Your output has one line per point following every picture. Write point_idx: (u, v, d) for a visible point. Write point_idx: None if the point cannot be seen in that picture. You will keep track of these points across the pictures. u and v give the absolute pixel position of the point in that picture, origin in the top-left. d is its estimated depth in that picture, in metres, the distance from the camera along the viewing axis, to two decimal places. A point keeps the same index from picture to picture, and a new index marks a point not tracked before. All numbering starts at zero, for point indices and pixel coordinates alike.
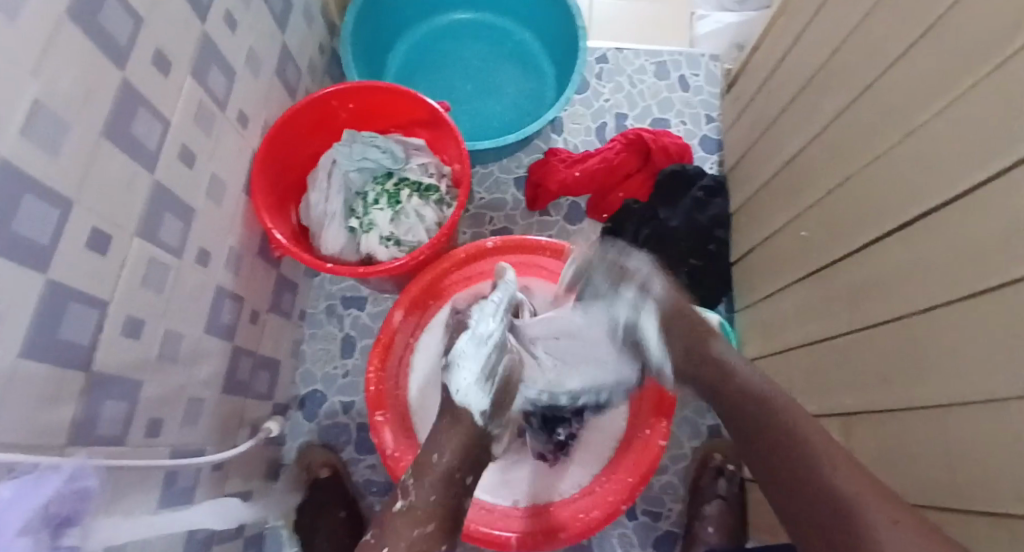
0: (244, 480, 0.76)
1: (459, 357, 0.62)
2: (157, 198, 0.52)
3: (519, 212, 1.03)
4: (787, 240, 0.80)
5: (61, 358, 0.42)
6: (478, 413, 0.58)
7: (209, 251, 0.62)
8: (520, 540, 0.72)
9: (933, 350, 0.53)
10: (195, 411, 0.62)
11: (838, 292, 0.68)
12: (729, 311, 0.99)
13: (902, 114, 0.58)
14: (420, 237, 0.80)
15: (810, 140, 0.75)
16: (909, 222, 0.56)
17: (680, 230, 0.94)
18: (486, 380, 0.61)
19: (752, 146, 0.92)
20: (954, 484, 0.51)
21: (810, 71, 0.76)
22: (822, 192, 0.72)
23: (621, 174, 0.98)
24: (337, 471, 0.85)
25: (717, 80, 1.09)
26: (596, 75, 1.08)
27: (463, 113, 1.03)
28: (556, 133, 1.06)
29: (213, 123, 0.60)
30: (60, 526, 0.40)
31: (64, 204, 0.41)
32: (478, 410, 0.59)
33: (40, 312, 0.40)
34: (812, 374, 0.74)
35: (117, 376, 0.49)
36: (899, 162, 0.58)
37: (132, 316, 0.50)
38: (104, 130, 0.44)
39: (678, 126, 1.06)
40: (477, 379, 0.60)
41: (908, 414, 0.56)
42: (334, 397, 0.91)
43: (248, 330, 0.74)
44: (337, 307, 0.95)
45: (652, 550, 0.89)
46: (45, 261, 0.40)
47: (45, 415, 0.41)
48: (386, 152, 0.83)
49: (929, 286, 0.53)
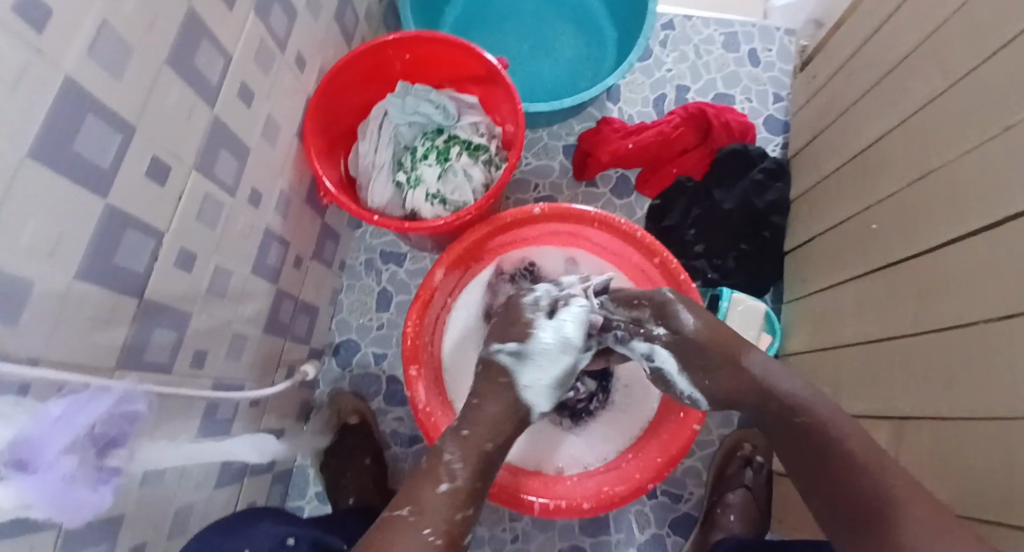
0: (277, 420, 0.77)
1: (536, 354, 0.59)
2: (214, 133, 0.51)
3: (566, 181, 1.00)
4: (852, 233, 0.76)
5: (116, 282, 0.43)
6: (538, 407, 0.61)
7: (261, 192, 0.62)
8: (544, 505, 0.70)
9: (1008, 361, 0.49)
10: (237, 349, 0.63)
11: (905, 290, 0.65)
12: (775, 302, 0.96)
13: (1003, 104, 0.53)
14: (467, 197, 0.78)
15: (892, 127, 0.70)
16: (999, 222, 0.52)
17: (734, 213, 0.90)
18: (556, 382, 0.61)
19: (822, 130, 0.88)
20: (1010, 501, 0.48)
21: (899, 51, 0.71)
22: (899, 183, 0.67)
23: (677, 149, 0.95)
24: (365, 420, 0.87)
25: (790, 57, 1.03)
26: (660, 42, 1.03)
27: (518, 73, 1.00)
28: (612, 101, 1.02)
29: (272, 62, 0.59)
30: (106, 447, 0.41)
31: (126, 129, 0.41)
32: (540, 405, 0.61)
33: (98, 235, 0.40)
34: (864, 373, 0.71)
35: (167, 306, 0.49)
36: (993, 157, 0.54)
37: (185, 249, 0.51)
38: (168, 58, 0.43)
39: (742, 103, 1.01)
40: (548, 385, 0.60)
41: (968, 423, 0.54)
42: (368, 349, 0.92)
43: (291, 274, 0.74)
44: (377, 261, 0.95)
45: (668, 529, 0.88)
46: (106, 185, 0.40)
47: (98, 336, 0.42)
48: (439, 107, 0.81)
49: (1013, 292, 0.50)
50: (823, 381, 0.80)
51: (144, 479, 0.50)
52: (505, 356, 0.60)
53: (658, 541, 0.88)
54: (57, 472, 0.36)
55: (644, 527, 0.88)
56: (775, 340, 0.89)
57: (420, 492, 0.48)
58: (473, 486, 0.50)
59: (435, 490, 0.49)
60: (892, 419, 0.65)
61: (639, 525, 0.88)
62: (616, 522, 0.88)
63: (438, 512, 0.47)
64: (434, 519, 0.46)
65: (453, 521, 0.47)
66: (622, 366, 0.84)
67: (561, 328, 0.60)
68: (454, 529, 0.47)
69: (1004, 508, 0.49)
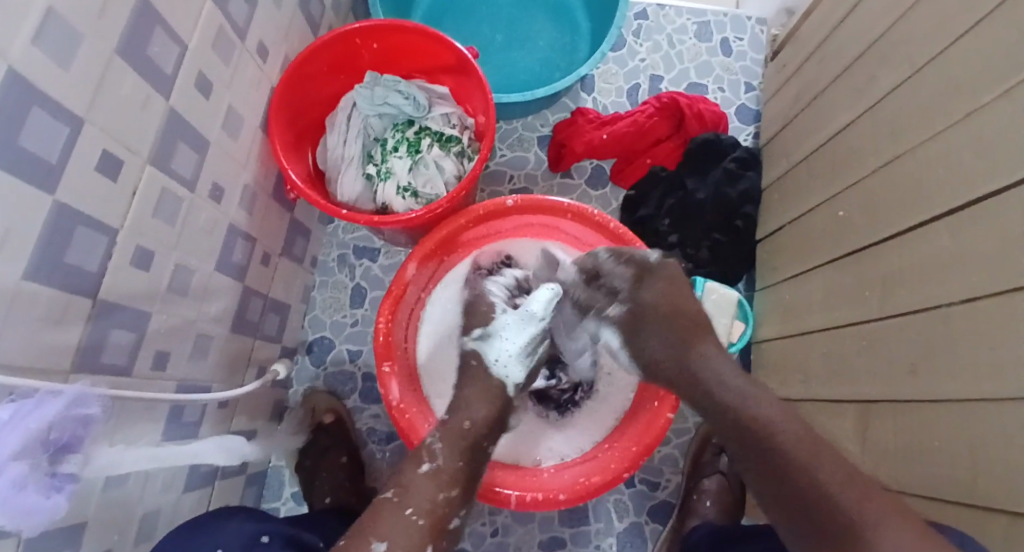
0: (249, 419, 0.76)
1: (500, 330, 0.66)
2: (172, 125, 0.50)
3: (540, 173, 1.00)
4: (821, 220, 0.77)
5: (67, 281, 0.41)
6: (513, 384, 0.64)
7: (224, 186, 0.60)
8: (520, 498, 0.70)
9: (971, 345, 0.51)
10: (203, 348, 0.62)
11: (872, 277, 0.66)
12: (748, 291, 0.97)
13: (965, 92, 0.54)
14: (439, 189, 0.77)
15: (859, 116, 0.71)
16: (961, 207, 0.53)
17: (706, 203, 0.91)
18: (526, 354, 0.65)
19: (792, 120, 0.89)
20: (972, 480, 0.50)
21: (867, 41, 0.71)
22: (866, 172, 0.68)
23: (650, 140, 0.95)
24: (340, 418, 0.86)
25: (762, 46, 1.03)
26: (633, 32, 1.03)
27: (491, 63, 0.99)
28: (586, 92, 1.01)
29: (232, 52, 0.58)
30: (58, 452, 0.40)
31: (75, 122, 0.39)
32: (514, 381, 0.64)
33: (46, 233, 0.38)
34: (832, 359, 0.72)
35: (124, 305, 0.48)
36: (956, 144, 0.54)
37: (142, 245, 0.49)
38: (119, 48, 0.42)
39: (715, 93, 1.02)
40: (515, 355, 0.64)
41: (930, 406, 0.55)
42: (342, 345, 0.91)
43: (259, 271, 0.72)
44: (349, 256, 0.93)
45: (646, 517, 0.89)
46: (54, 181, 0.38)
47: (49, 338, 0.40)
48: (409, 98, 0.79)
49: (975, 277, 0.51)
50: (794, 368, 0.81)
51: (106, 484, 0.49)
52: (473, 341, 0.66)
53: (636, 529, 0.88)
54: (5, 478, 0.35)
55: (623, 515, 0.89)
56: (748, 327, 0.89)
57: (407, 476, 0.53)
58: (456, 467, 0.55)
59: (417, 471, 0.54)
60: (860, 404, 0.66)
61: (617, 513, 0.89)
62: (594, 511, 0.88)
63: (422, 495, 0.52)
64: (416, 500, 0.51)
65: (437, 501, 0.52)
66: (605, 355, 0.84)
67: (529, 306, 0.66)
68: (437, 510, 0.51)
69: (967, 488, 0.50)
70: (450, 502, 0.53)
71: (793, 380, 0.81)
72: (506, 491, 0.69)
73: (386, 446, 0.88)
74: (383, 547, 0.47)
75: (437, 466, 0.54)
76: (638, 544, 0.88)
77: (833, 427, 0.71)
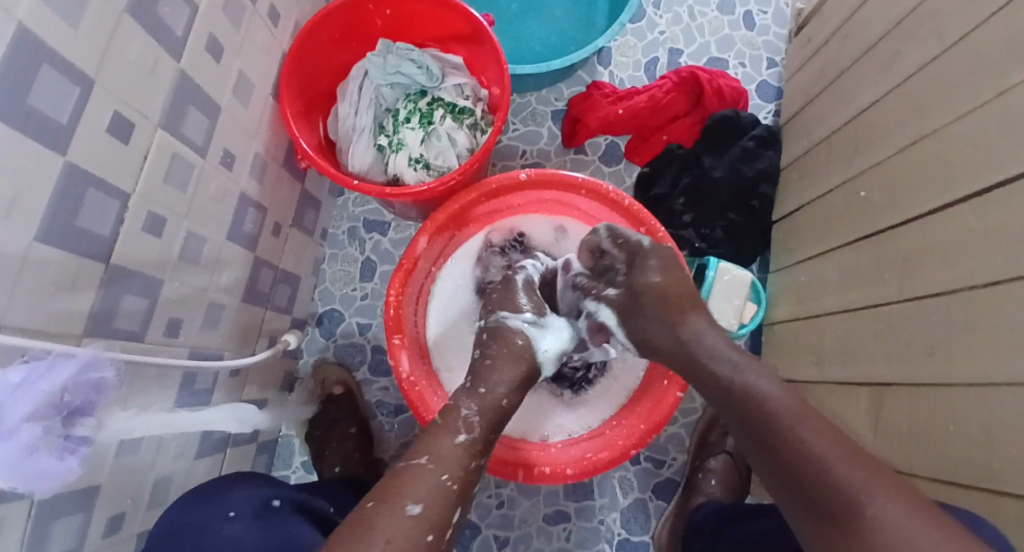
0: (260, 389, 0.77)
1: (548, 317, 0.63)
2: (182, 89, 0.49)
3: (553, 148, 0.98)
4: (841, 201, 0.75)
5: (79, 245, 0.41)
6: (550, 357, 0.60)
7: (234, 153, 0.60)
8: (527, 472, 0.70)
9: (991, 330, 0.50)
10: (214, 316, 0.62)
11: (892, 259, 0.64)
12: (762, 272, 0.96)
13: (998, 67, 0.52)
14: (451, 162, 0.76)
15: (885, 93, 0.69)
16: (986, 189, 0.52)
17: (723, 180, 0.89)
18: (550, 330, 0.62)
19: (815, 97, 0.86)
20: (987, 466, 0.49)
21: (896, 14, 0.69)
22: (889, 151, 0.67)
23: (667, 116, 0.93)
24: (350, 390, 0.87)
25: (785, 20, 1.00)
26: (653, 4, 1.00)
27: (505, 34, 0.96)
28: (602, 65, 0.99)
29: (242, 16, 0.56)
30: (71, 415, 0.40)
31: (85, 82, 0.38)
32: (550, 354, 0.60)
33: (57, 196, 0.38)
34: (847, 343, 0.71)
35: (136, 271, 0.48)
36: (984, 123, 0.53)
37: (153, 211, 0.48)
38: (128, 6, 0.41)
39: (735, 68, 0.99)
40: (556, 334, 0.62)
41: (948, 391, 0.54)
42: (352, 318, 0.91)
43: (270, 242, 0.72)
44: (360, 229, 0.93)
45: (650, 494, 0.89)
46: (64, 143, 0.37)
47: (62, 302, 0.40)
48: (421, 68, 0.77)
49: (999, 260, 0.49)
50: (806, 349, 0.80)
51: (118, 449, 0.49)
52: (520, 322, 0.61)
53: (641, 506, 0.89)
54: (17, 442, 0.35)
55: (628, 492, 0.89)
56: (759, 309, 0.89)
57: (437, 442, 0.48)
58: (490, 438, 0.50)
59: (452, 440, 0.48)
60: (874, 388, 0.65)
61: (622, 490, 0.89)
62: (600, 487, 0.89)
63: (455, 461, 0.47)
64: (451, 465, 0.46)
65: (468, 469, 0.47)
66: None
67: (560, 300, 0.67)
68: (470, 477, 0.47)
69: (982, 472, 0.50)
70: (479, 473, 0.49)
71: (804, 363, 0.80)
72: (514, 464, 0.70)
73: (395, 419, 0.89)
74: (419, 510, 0.42)
75: (475, 437, 0.49)
76: (642, 521, 0.88)
77: (845, 409, 0.70)
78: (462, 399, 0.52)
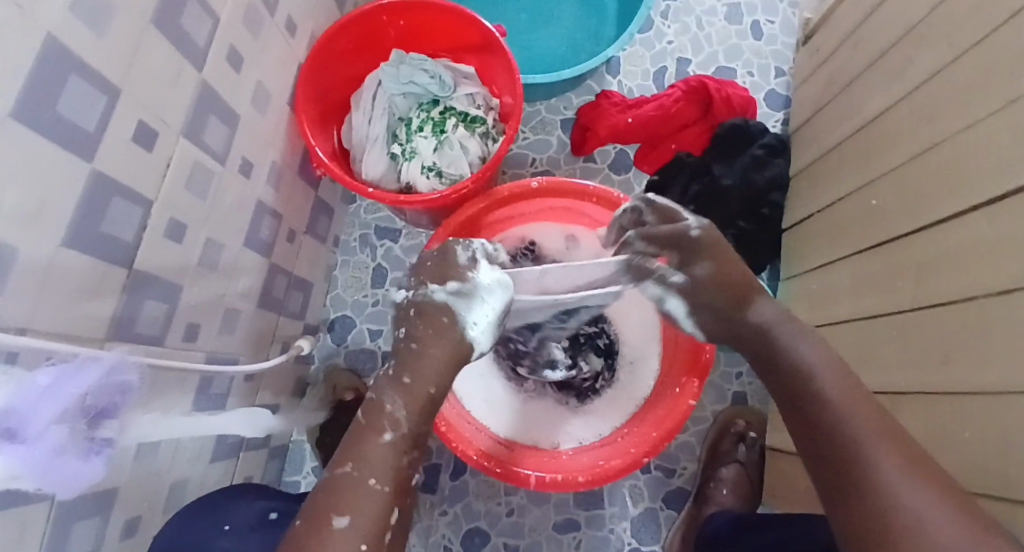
0: (273, 394, 0.77)
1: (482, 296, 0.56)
2: (202, 98, 0.50)
3: (563, 156, 0.99)
4: (852, 209, 0.75)
5: (104, 250, 0.42)
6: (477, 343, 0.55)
7: (252, 161, 0.61)
8: (540, 481, 0.69)
9: (1003, 338, 0.50)
10: (231, 322, 0.63)
11: (904, 267, 0.64)
12: (772, 279, 0.96)
13: (1010, 75, 0.52)
14: (463, 170, 0.77)
15: (896, 101, 0.69)
16: (997, 198, 0.52)
17: (732, 189, 0.89)
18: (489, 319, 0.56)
19: (824, 106, 0.86)
20: (1002, 474, 0.49)
21: (906, 22, 0.69)
22: (900, 160, 0.67)
23: (677, 124, 0.93)
24: (360, 395, 0.86)
25: (793, 29, 1.01)
26: (661, 14, 1.01)
27: (515, 44, 0.98)
28: (611, 74, 1.00)
29: (261, 26, 0.57)
30: (97, 418, 0.41)
31: (111, 92, 0.39)
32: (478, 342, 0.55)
33: (84, 203, 0.39)
34: (859, 350, 0.71)
35: (157, 276, 0.48)
36: (996, 131, 0.53)
37: (175, 218, 0.49)
38: (152, 18, 0.42)
39: (744, 77, 1.00)
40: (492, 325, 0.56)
41: (962, 399, 0.54)
42: (363, 324, 0.91)
43: (285, 248, 0.73)
44: (371, 236, 0.94)
45: (661, 503, 0.89)
46: (91, 151, 0.38)
47: (86, 306, 0.41)
48: (434, 77, 0.79)
49: (1010, 267, 0.49)
50: None
51: (138, 453, 0.49)
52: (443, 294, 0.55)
53: (651, 515, 0.89)
54: (46, 443, 0.36)
55: (638, 501, 0.89)
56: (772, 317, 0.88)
57: (364, 442, 0.47)
58: (418, 431, 0.50)
59: (377, 441, 0.47)
60: (887, 396, 0.65)
61: (632, 499, 0.89)
62: (610, 496, 0.89)
63: (387, 461, 0.47)
64: (379, 468, 0.46)
65: (400, 467, 0.47)
66: (628, 344, 0.85)
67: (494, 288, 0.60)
68: (403, 475, 0.47)
69: (996, 482, 0.50)
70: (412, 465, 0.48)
71: None
72: (526, 473, 0.69)
73: None
74: (346, 522, 0.42)
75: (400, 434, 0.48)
76: (652, 530, 0.88)
77: None
78: (386, 391, 0.50)
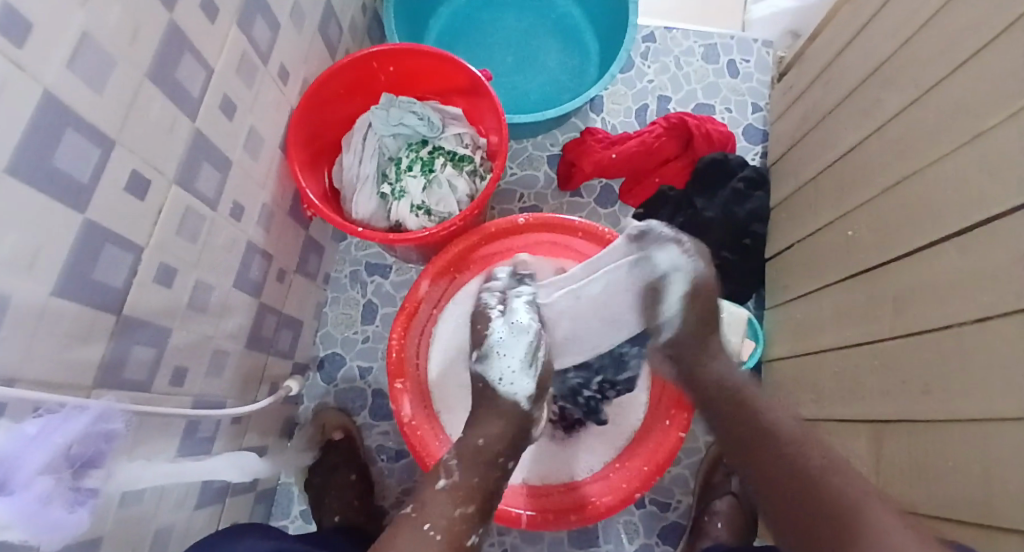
0: (261, 435, 0.76)
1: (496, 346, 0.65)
2: (196, 146, 0.51)
3: (550, 191, 1.01)
4: (831, 240, 0.78)
5: (93, 298, 0.42)
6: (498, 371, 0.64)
7: (243, 204, 0.62)
8: (532, 519, 0.70)
9: (980, 366, 0.51)
10: (219, 363, 0.63)
11: (883, 296, 0.66)
12: (757, 308, 0.97)
13: (973, 114, 0.55)
14: (452, 208, 0.78)
15: (868, 136, 0.72)
16: (972, 227, 0.54)
17: (715, 221, 0.91)
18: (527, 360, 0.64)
19: (800, 140, 0.90)
20: (986, 502, 0.50)
21: (873, 62, 0.72)
22: (874, 192, 0.69)
23: (659, 159, 0.96)
24: (349, 434, 0.86)
25: (768, 67, 1.05)
26: (641, 54, 1.05)
27: (501, 84, 1.01)
28: (595, 112, 1.03)
29: (254, 75, 0.59)
30: (83, 466, 0.41)
31: (106, 144, 0.40)
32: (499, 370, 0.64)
33: (76, 251, 0.39)
34: (843, 378, 0.72)
35: (145, 321, 0.49)
36: (965, 165, 0.55)
37: (166, 263, 0.50)
38: (149, 72, 0.43)
39: (722, 113, 1.03)
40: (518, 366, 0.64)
41: (945, 427, 0.55)
42: (353, 361, 0.91)
43: (274, 288, 0.73)
44: (361, 273, 0.94)
45: (657, 539, 0.88)
46: (85, 201, 0.39)
47: (74, 354, 0.41)
48: (423, 119, 0.81)
49: (985, 296, 0.51)
50: (806, 387, 0.81)
51: (122, 499, 0.49)
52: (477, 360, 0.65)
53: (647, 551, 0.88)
54: (32, 492, 0.35)
55: (633, 538, 0.88)
56: (757, 347, 0.92)
57: (423, 492, 0.55)
58: (471, 484, 0.55)
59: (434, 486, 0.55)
60: (872, 426, 0.66)
61: (627, 536, 0.88)
62: (604, 532, 0.88)
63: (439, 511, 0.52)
64: (433, 515, 0.52)
65: (453, 517, 0.52)
66: None
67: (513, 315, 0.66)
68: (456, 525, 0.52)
69: (982, 511, 0.50)
70: (468, 519, 0.53)
71: (804, 400, 0.81)
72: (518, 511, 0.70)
73: (395, 465, 0.88)
74: None
75: (453, 481, 0.55)
76: None
77: (846, 447, 0.70)
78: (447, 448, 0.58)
